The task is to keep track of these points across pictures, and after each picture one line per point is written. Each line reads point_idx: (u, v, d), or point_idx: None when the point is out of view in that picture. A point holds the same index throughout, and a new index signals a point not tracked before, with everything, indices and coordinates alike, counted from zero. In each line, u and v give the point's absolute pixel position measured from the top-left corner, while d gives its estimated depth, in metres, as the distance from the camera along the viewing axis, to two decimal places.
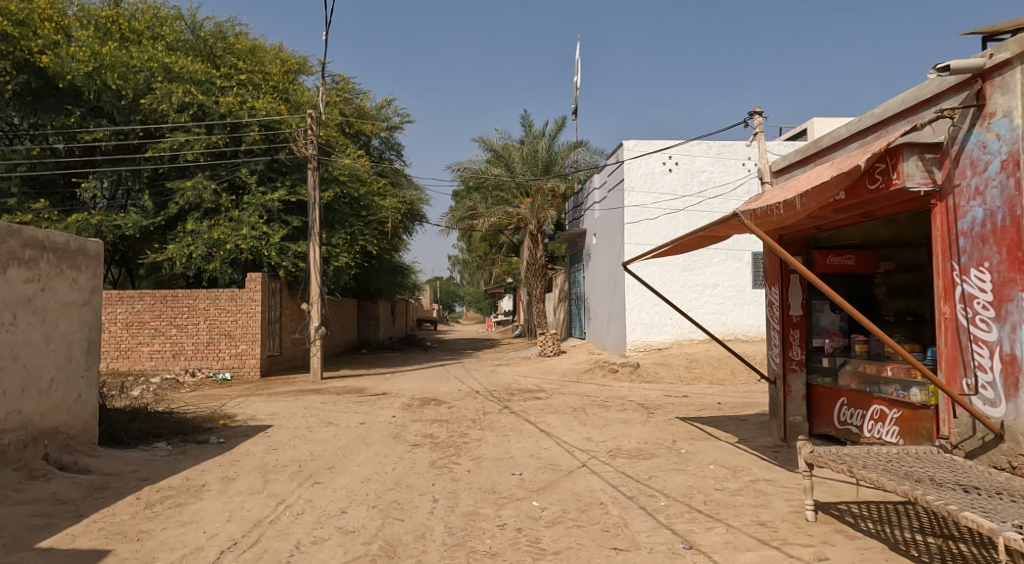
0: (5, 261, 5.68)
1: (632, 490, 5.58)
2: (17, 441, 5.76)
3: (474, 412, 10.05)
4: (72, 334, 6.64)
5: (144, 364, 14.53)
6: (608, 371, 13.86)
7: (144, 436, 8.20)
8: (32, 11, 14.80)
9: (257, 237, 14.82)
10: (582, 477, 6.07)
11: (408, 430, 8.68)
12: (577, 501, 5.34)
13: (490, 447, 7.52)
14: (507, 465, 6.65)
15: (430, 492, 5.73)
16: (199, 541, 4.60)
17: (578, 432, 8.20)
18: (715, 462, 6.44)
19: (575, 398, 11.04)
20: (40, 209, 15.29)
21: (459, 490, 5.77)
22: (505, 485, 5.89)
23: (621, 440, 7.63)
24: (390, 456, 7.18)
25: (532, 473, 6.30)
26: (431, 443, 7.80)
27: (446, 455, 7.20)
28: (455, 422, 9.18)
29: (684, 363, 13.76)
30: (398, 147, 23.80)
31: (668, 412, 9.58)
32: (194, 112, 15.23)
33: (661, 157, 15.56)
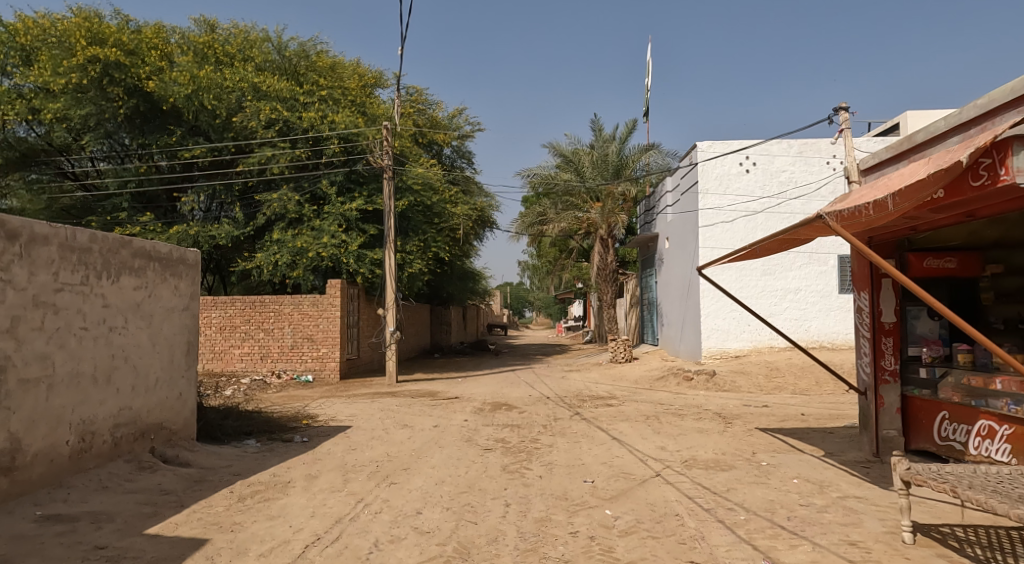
0: (119, 270, 6.16)
1: (709, 502, 5.47)
2: (128, 435, 6.25)
3: (545, 418, 10.09)
4: (174, 337, 7.12)
5: (235, 365, 15.41)
6: (682, 379, 13.56)
7: (235, 433, 8.69)
8: (139, 40, 16.08)
9: (337, 245, 15.38)
10: (657, 486, 5.99)
11: (480, 434, 8.80)
12: (651, 511, 5.27)
13: (561, 453, 7.53)
14: (579, 471, 6.64)
15: (503, 497, 5.79)
16: (286, 535, 4.84)
17: (652, 441, 8.08)
18: (800, 476, 6.20)
19: (648, 407, 10.88)
20: (146, 222, 16.46)
21: (531, 496, 5.81)
22: (578, 492, 5.89)
23: (697, 451, 7.47)
24: (463, 459, 7.31)
25: (605, 481, 6.27)
26: (503, 448, 7.88)
27: (518, 459, 7.27)
28: (526, 427, 9.24)
29: (764, 372, 13.32)
30: (468, 155, 24.23)
31: (746, 422, 9.29)
32: (280, 127, 16.06)
33: (738, 158, 15.19)
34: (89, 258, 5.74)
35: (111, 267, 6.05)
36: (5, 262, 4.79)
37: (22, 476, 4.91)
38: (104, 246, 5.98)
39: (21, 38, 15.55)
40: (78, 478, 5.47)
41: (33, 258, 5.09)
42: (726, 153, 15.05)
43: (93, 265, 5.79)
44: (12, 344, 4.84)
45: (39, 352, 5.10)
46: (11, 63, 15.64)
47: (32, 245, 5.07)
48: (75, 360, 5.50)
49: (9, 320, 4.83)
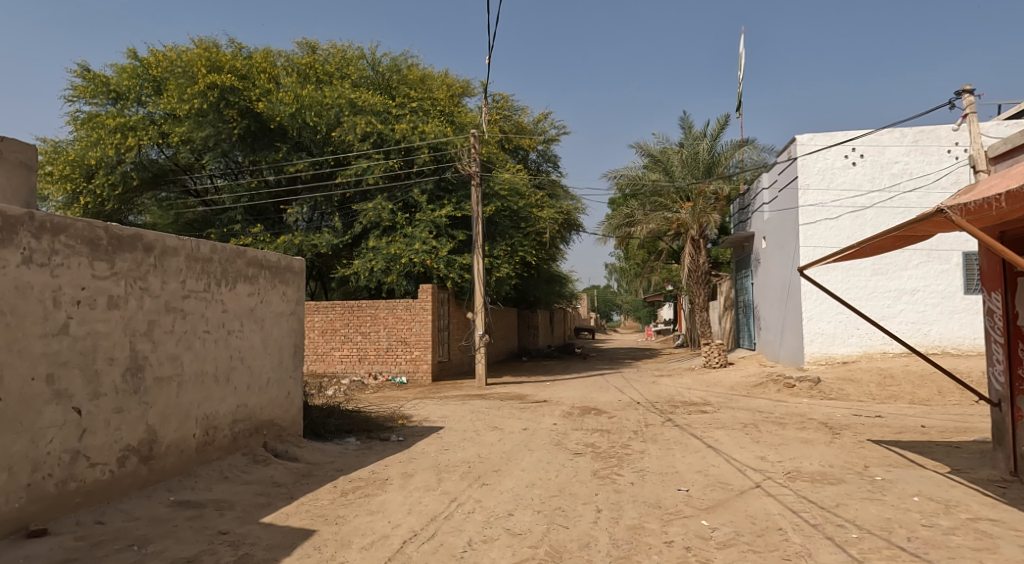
0: (235, 278, 6.71)
1: (814, 517, 5.28)
2: (244, 430, 6.79)
3: (637, 423, 10.01)
4: (282, 339, 7.66)
5: (336, 366, 16.27)
6: (783, 386, 13.07)
7: (338, 431, 9.22)
8: (251, 66, 17.49)
9: (428, 251, 15.90)
10: (756, 498, 5.85)
11: (570, 438, 8.87)
12: (752, 524, 5.17)
13: (654, 460, 7.48)
14: (673, 479, 6.59)
15: (594, 502, 5.85)
16: (386, 530, 5.12)
17: (750, 450, 7.86)
18: (920, 494, 5.86)
19: (745, 414, 10.56)
20: (256, 233, 17.69)
21: (623, 503, 5.83)
22: (671, 500, 5.86)
23: (800, 462, 7.20)
24: (553, 463, 7.41)
25: (700, 490, 6.19)
26: (593, 453, 7.91)
27: (609, 465, 7.29)
28: (616, 433, 9.21)
29: (876, 381, 12.58)
30: (554, 159, 24.38)
31: (857, 433, 8.83)
32: (375, 139, 16.76)
33: (843, 150, 14.46)
34: (210, 267, 6.28)
35: (228, 275, 6.60)
36: (142, 271, 5.32)
37: (158, 464, 5.45)
38: (223, 256, 6.52)
39: (153, 70, 17.19)
40: (203, 468, 6.01)
41: (165, 267, 5.61)
42: (829, 146, 14.34)
43: (214, 274, 6.33)
44: (149, 345, 5.37)
45: (170, 353, 5.64)
46: (144, 93, 17.38)
47: (164, 256, 5.60)
48: (199, 360, 6.05)
49: (147, 323, 5.35)
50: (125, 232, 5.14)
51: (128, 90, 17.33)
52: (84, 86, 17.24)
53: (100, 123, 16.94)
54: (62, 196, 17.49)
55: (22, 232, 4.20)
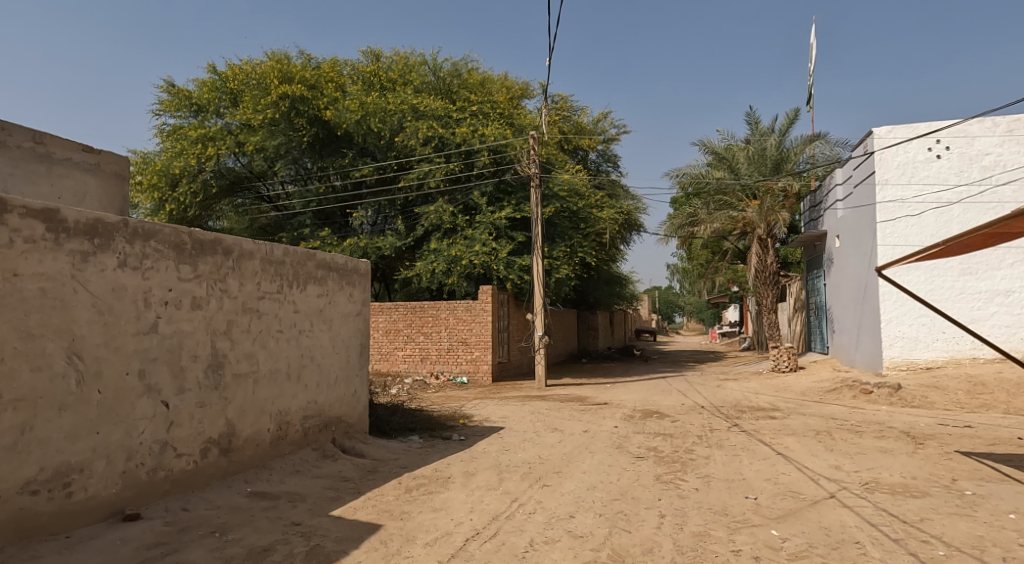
0: (305, 280, 6.99)
1: (896, 531, 5.08)
2: (314, 426, 7.08)
3: (701, 428, 9.85)
4: (349, 339, 7.93)
5: (399, 366, 16.66)
6: (860, 392, 12.58)
7: (402, 428, 9.47)
8: (319, 75, 18.15)
9: (488, 252, 16.07)
10: (831, 509, 5.68)
11: (631, 441, 8.82)
12: (826, 536, 5.03)
13: (719, 466, 7.35)
14: (740, 487, 6.47)
15: (657, 507, 5.81)
16: (449, 527, 5.24)
17: (824, 459, 7.62)
18: (1014, 511, 5.54)
19: (818, 421, 10.21)
20: (324, 236, 18.25)
21: (688, 509, 5.77)
22: (739, 508, 5.75)
23: (879, 473, 6.93)
24: (615, 466, 7.39)
25: (770, 498, 6.06)
26: (656, 457, 7.84)
27: (672, 470, 7.21)
28: (680, 437, 9.09)
29: (964, 389, 11.92)
30: (614, 158, 24.23)
31: (943, 444, 8.40)
32: (436, 144, 17.12)
33: (926, 141, 13.76)
34: (283, 269, 6.57)
35: (300, 277, 6.89)
36: (222, 274, 5.62)
37: (236, 456, 5.76)
38: (294, 259, 6.81)
39: (230, 83, 18.13)
40: (277, 461, 6.31)
41: (242, 269, 5.92)
42: (911, 137, 13.69)
43: (287, 276, 6.63)
44: (228, 344, 5.68)
45: (247, 351, 5.94)
46: (222, 105, 18.35)
47: (241, 259, 5.90)
48: (273, 358, 6.35)
49: (226, 322, 5.66)
50: (206, 237, 5.45)
51: (208, 103, 18.30)
52: (169, 100, 18.30)
53: (183, 134, 17.96)
54: (150, 204, 18.59)
55: (118, 237, 4.51)
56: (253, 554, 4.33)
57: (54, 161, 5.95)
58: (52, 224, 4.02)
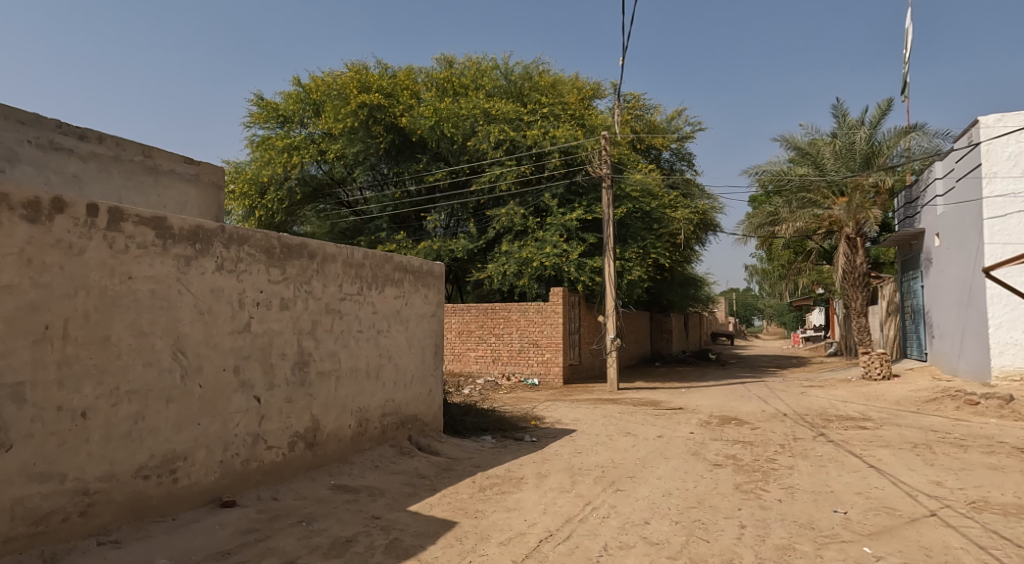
0: (384, 282, 7.25)
1: (1008, 555, 4.76)
2: (391, 423, 7.32)
3: (783, 436, 9.52)
4: (424, 339, 8.15)
5: (471, 366, 16.93)
6: (963, 403, 11.81)
7: (475, 428, 9.64)
8: (395, 84, 18.78)
9: (559, 254, 16.10)
10: (931, 528, 5.38)
11: (708, 448, 8.64)
12: (923, 556, 4.78)
13: (804, 477, 7.10)
14: (827, 500, 6.22)
15: (737, 517, 5.68)
16: (523, 528, 5.31)
17: (923, 474, 7.21)
18: None
19: (916, 433, 9.67)
20: (400, 239, 18.76)
21: (770, 520, 5.61)
22: (826, 522, 5.55)
23: (985, 491, 6.50)
24: (691, 473, 7.27)
25: (861, 513, 5.80)
26: (735, 465, 7.65)
27: (752, 479, 7.02)
28: (760, 445, 8.83)
29: None
30: (688, 157, 23.75)
31: None
32: (507, 147, 17.29)
33: None
34: (362, 272, 6.83)
35: (378, 279, 7.14)
36: (307, 276, 5.91)
37: (320, 450, 6.05)
38: (373, 262, 7.07)
39: (312, 95, 18.93)
40: (357, 456, 6.57)
41: (326, 272, 6.20)
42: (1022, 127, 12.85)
43: (366, 278, 6.89)
44: (313, 343, 5.97)
45: (330, 350, 6.23)
46: (306, 115, 19.20)
47: (325, 262, 6.18)
48: (354, 357, 6.62)
49: (311, 322, 5.96)
50: (294, 241, 5.74)
51: (293, 114, 19.21)
52: (258, 112, 19.31)
53: (270, 144, 18.90)
54: (242, 211, 19.67)
55: (216, 242, 4.84)
56: (337, 544, 4.54)
57: (161, 172, 6.43)
58: (160, 231, 4.36)
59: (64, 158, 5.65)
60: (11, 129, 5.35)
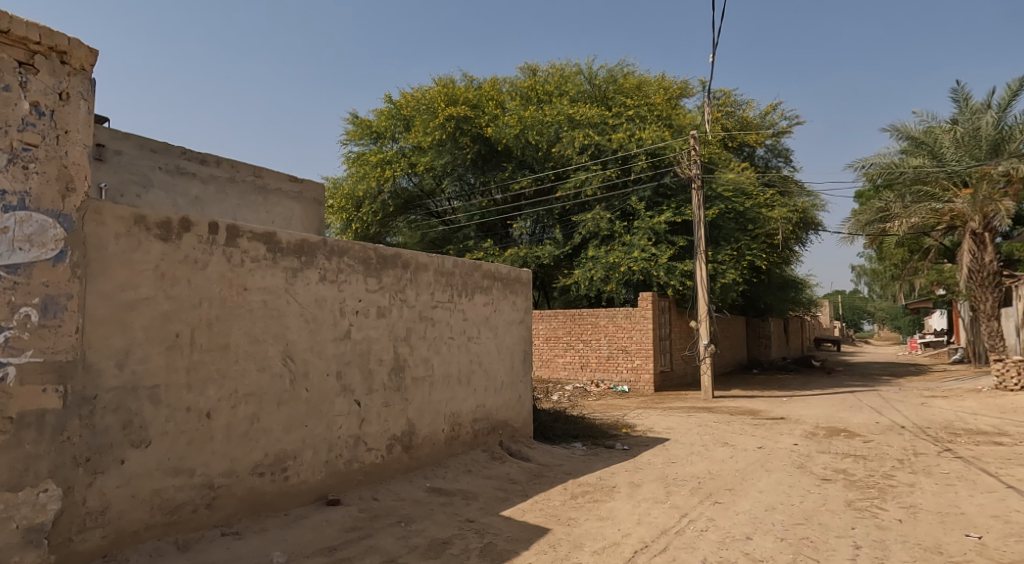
0: (473, 289, 7.42)
1: None
2: (482, 428, 7.46)
3: (901, 451, 8.91)
4: (513, 345, 8.26)
5: (560, 372, 16.94)
6: None
7: (565, 435, 9.65)
8: (480, 95, 19.30)
9: (647, 258, 15.85)
10: None
11: (815, 462, 8.22)
12: None
13: (926, 497, 6.62)
14: (957, 522, 5.77)
15: (849, 537, 5.39)
16: (617, 537, 5.28)
17: None
18: None
19: None
20: (487, 247, 19.09)
21: (888, 542, 5.27)
22: (955, 547, 5.15)
23: None
24: (796, 488, 6.95)
25: (996, 539, 5.34)
26: (845, 481, 7.24)
27: (867, 496, 6.62)
28: (875, 460, 8.32)
29: None
30: (785, 153, 22.83)
31: None
32: (592, 151, 17.31)
33: None
34: (453, 280, 7.03)
35: (468, 287, 7.32)
36: (402, 285, 6.15)
37: (417, 453, 6.27)
38: (462, 270, 7.26)
39: (403, 110, 19.67)
40: (451, 460, 6.76)
41: (419, 281, 6.43)
42: None
43: (456, 286, 7.08)
44: (408, 349, 6.21)
45: (424, 356, 6.45)
46: (397, 131, 19.95)
47: (418, 271, 6.41)
48: (446, 363, 6.82)
49: (406, 329, 6.20)
50: (389, 252, 6.00)
51: (385, 130, 20.00)
52: (354, 130, 20.25)
53: (365, 160, 19.81)
54: (340, 224, 20.64)
55: (319, 255, 5.13)
56: (434, 545, 4.70)
57: (269, 190, 6.91)
58: (271, 246, 4.69)
59: (188, 182, 6.20)
60: (145, 157, 5.97)
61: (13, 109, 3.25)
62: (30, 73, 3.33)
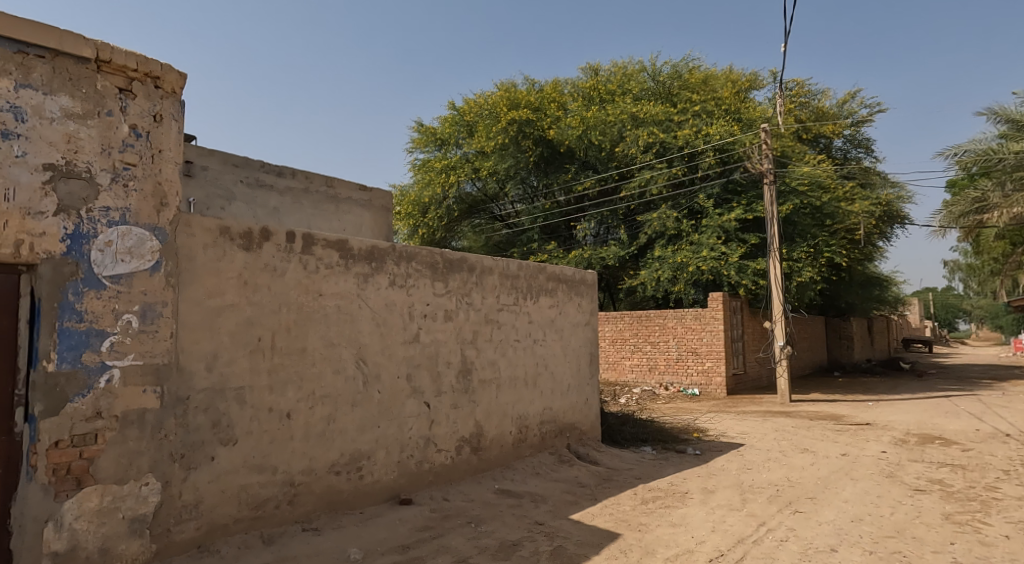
0: (538, 292, 7.45)
1: None
2: (549, 431, 7.48)
3: (1005, 461, 8.33)
4: (579, 348, 8.24)
5: (627, 375, 16.75)
6: None
7: (634, 439, 9.55)
8: (542, 98, 19.42)
9: (717, 257, 15.50)
10: None
11: (906, 471, 7.81)
12: None
13: None
14: None
15: (947, 552, 5.10)
16: (691, 545, 5.19)
17: None
18: None
19: None
20: (551, 249, 19.08)
21: (990, 559, 4.96)
22: None
23: None
24: (885, 498, 6.63)
25: None
26: (941, 493, 6.85)
27: (966, 510, 6.23)
28: (975, 471, 7.81)
29: None
30: (866, 143, 21.83)
31: None
32: (657, 149, 17.07)
33: None
34: (518, 283, 7.09)
35: (533, 289, 7.37)
36: (468, 289, 6.26)
37: (485, 455, 6.35)
38: (528, 273, 7.31)
39: (466, 116, 19.99)
40: (519, 462, 6.82)
41: (485, 284, 6.52)
42: None
43: (521, 288, 7.14)
44: (474, 352, 6.30)
45: (490, 359, 6.54)
46: (460, 137, 20.25)
47: (483, 275, 6.50)
48: (512, 366, 6.88)
49: (473, 332, 6.30)
50: (455, 256, 6.11)
51: (449, 136, 20.33)
52: (419, 138, 20.67)
53: (430, 167, 20.23)
54: (407, 230, 21.09)
55: (389, 260, 5.29)
56: (504, 547, 4.75)
57: (340, 200, 7.17)
58: (343, 253, 4.87)
59: (266, 194, 6.52)
60: (228, 172, 6.31)
61: (114, 133, 3.53)
62: (129, 99, 3.60)
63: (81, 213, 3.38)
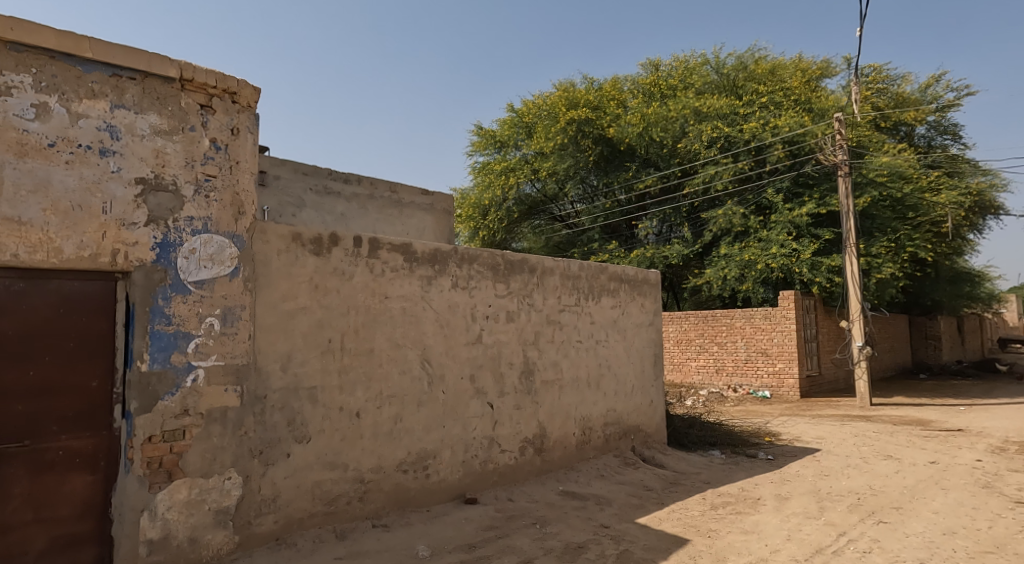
0: (600, 292, 7.41)
1: None
2: (613, 433, 7.42)
3: None
4: (643, 348, 8.15)
5: (693, 377, 16.41)
6: None
7: (702, 442, 9.35)
8: (602, 96, 19.34)
9: (788, 254, 15.02)
10: None
11: (1003, 481, 7.32)
12: None
13: None
14: None
15: None
16: (764, 553, 5.04)
17: None
18: None
19: None
20: (613, 249, 18.89)
21: None
22: None
23: None
24: (980, 510, 6.25)
25: None
26: None
27: None
28: None
29: None
30: (953, 128, 20.62)
31: None
32: (722, 144, 16.68)
33: None
34: (580, 283, 7.07)
35: (595, 289, 7.33)
36: (529, 289, 6.29)
37: (548, 456, 6.37)
38: (590, 273, 7.27)
39: (525, 118, 20.12)
40: (583, 463, 6.80)
41: (546, 285, 6.53)
42: None
43: (583, 289, 7.12)
44: (537, 353, 6.32)
45: (552, 360, 6.55)
46: (519, 138, 20.36)
47: (544, 276, 6.52)
48: (575, 366, 6.87)
49: (534, 333, 6.32)
50: (516, 257, 6.16)
51: (508, 138, 20.48)
52: (478, 141, 20.90)
53: (490, 169, 20.41)
54: (467, 232, 21.32)
55: (451, 262, 5.39)
56: (570, 549, 4.75)
57: (404, 204, 7.34)
58: (408, 256, 4.98)
59: (334, 200, 6.75)
60: (299, 180, 6.56)
61: (196, 147, 3.74)
62: (210, 114, 3.81)
63: (168, 223, 3.60)
